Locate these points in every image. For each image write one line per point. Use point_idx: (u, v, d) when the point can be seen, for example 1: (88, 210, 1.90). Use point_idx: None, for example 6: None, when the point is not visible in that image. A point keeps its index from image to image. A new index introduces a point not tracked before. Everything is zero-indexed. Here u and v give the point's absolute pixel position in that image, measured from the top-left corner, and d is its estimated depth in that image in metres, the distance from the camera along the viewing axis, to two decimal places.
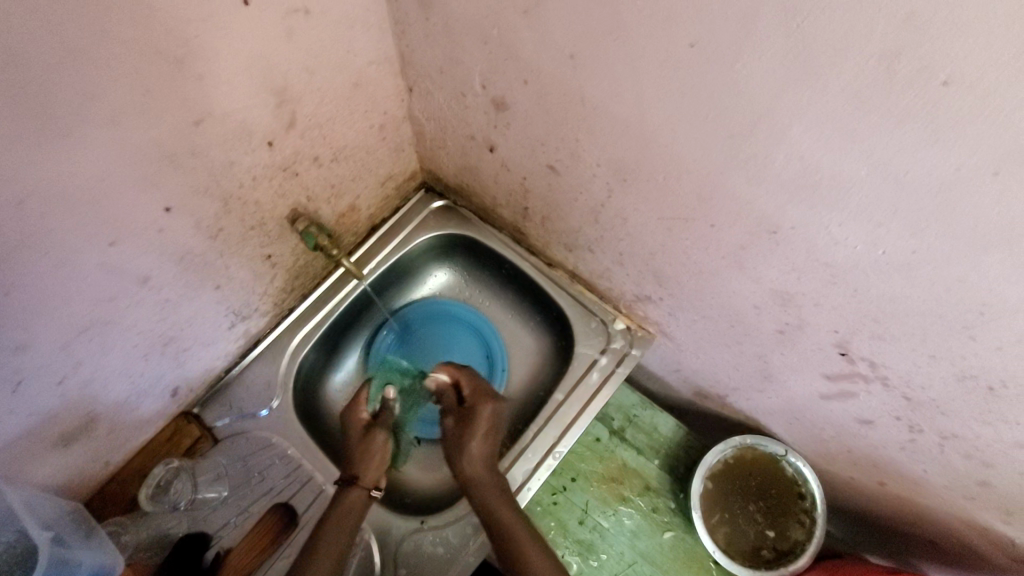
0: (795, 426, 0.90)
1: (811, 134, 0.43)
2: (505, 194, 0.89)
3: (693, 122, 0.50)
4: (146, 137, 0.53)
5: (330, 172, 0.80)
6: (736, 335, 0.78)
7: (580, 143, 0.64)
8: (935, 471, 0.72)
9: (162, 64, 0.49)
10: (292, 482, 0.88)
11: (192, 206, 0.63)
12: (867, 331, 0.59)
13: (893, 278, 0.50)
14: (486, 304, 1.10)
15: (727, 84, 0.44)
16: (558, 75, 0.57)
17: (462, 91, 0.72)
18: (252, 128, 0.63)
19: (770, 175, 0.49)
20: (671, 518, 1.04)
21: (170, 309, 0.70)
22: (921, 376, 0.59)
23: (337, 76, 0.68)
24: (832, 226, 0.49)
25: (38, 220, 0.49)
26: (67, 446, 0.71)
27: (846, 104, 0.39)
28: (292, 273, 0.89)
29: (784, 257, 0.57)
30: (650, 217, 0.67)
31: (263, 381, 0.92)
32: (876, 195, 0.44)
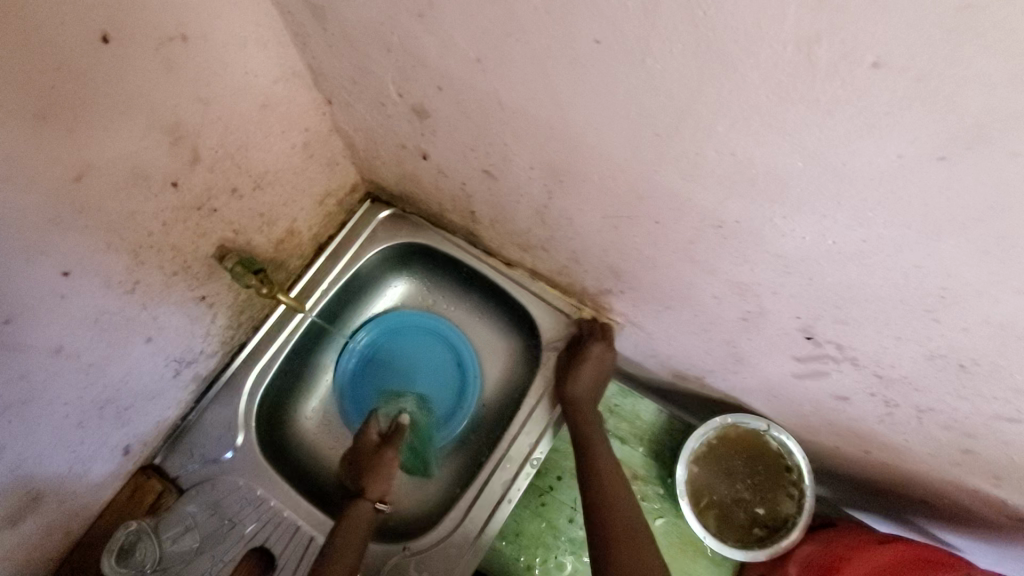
0: (774, 403, 0.88)
1: (737, 128, 0.39)
2: (449, 199, 0.84)
3: (616, 122, 0.45)
4: (19, 204, 0.47)
5: (255, 201, 0.74)
6: (702, 323, 0.74)
7: (509, 147, 0.59)
8: (917, 440, 0.70)
9: (16, 122, 0.44)
10: (264, 525, 0.85)
11: (96, 266, 0.58)
12: (829, 317, 0.55)
13: (847, 266, 0.46)
14: (450, 310, 1.06)
15: (642, 82, 0.40)
16: (470, 81, 0.52)
17: (381, 101, 0.66)
18: (148, 172, 0.57)
19: (704, 171, 0.45)
20: (661, 504, 1.03)
21: (97, 372, 0.66)
22: (890, 356, 0.56)
23: (238, 101, 0.62)
24: (776, 218, 0.45)
25: None
26: (11, 529, 0.67)
27: (770, 97, 0.35)
28: (235, 309, 0.84)
29: (734, 249, 0.53)
30: (594, 216, 0.63)
31: (222, 423, 0.88)
32: (816, 186, 0.40)
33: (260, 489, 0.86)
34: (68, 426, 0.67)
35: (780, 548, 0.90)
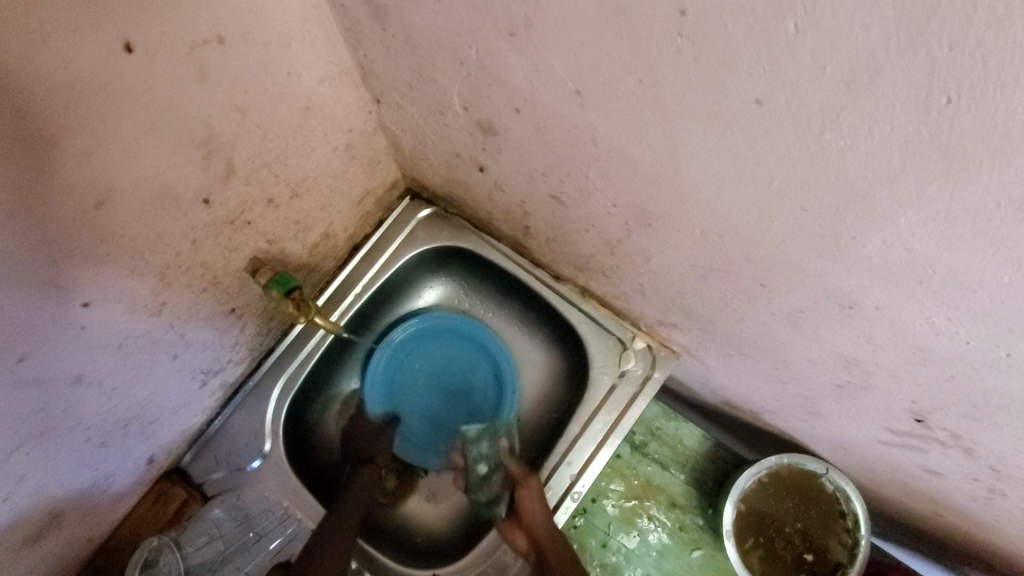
0: (840, 452, 0.81)
1: (929, 225, 0.30)
2: (502, 211, 0.76)
3: (748, 186, 0.37)
4: (30, 240, 0.41)
5: (291, 209, 0.67)
6: (780, 375, 0.66)
7: (591, 181, 0.51)
8: (1012, 524, 0.63)
9: (29, 152, 0.36)
10: (290, 540, 0.81)
11: (119, 292, 0.51)
12: (957, 410, 0.47)
13: (1013, 378, 0.38)
14: (488, 317, 0.98)
15: (806, 155, 0.31)
16: (560, 111, 0.43)
17: (440, 109, 0.57)
18: (177, 191, 0.50)
19: (854, 256, 0.36)
20: (699, 535, 0.98)
21: (120, 394, 0.61)
22: (1020, 458, 0.48)
23: (279, 106, 0.54)
24: (935, 317, 0.37)
25: None
26: (33, 548, 0.64)
27: (1000, 207, 0.26)
28: (266, 316, 0.78)
29: (857, 329, 0.45)
30: (678, 263, 0.55)
31: (249, 431, 0.83)
32: (1016, 303, 0.31)
33: (287, 502, 0.82)
34: (90, 448, 0.62)
35: None
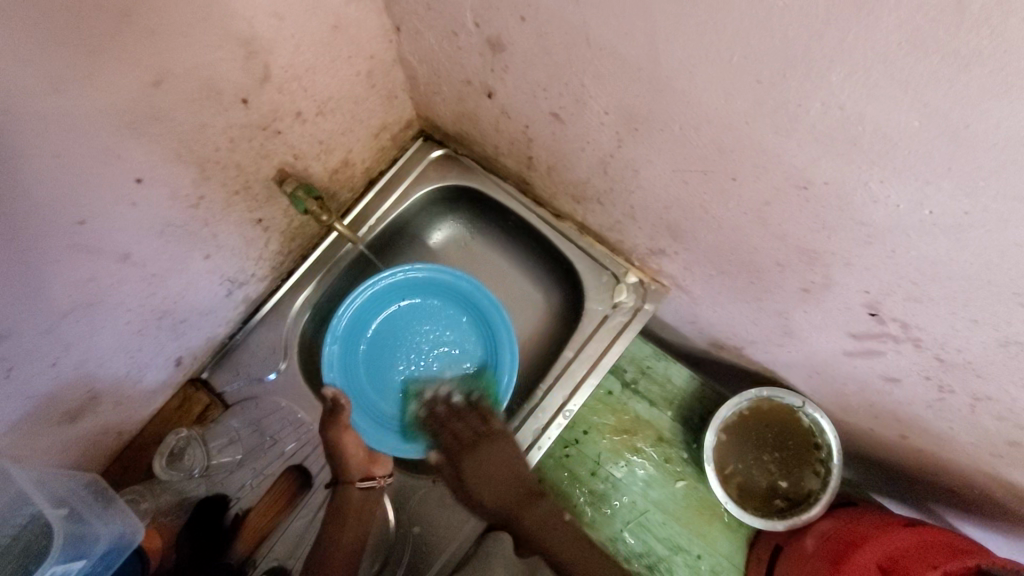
0: (814, 379, 0.87)
1: (851, 80, 0.37)
2: (506, 142, 0.82)
3: (713, 64, 0.43)
4: (101, 104, 0.48)
5: (315, 127, 0.74)
6: (756, 291, 0.73)
7: (585, 88, 0.57)
8: (963, 430, 0.68)
9: (102, 20, 0.43)
10: (303, 445, 0.89)
11: (165, 175, 0.59)
12: (902, 293, 0.54)
13: (938, 239, 0.44)
14: (493, 257, 1.03)
15: (754, 22, 0.38)
16: (558, 12, 0.50)
17: (453, 30, 0.64)
18: (219, 85, 0.57)
19: (801, 125, 0.43)
20: (683, 467, 1.04)
21: (159, 283, 0.68)
22: (958, 339, 0.54)
23: (312, 20, 0.61)
24: (872, 181, 0.43)
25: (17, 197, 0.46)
26: (75, 423, 0.71)
27: (902, 42, 0.33)
28: (287, 235, 0.85)
29: (813, 213, 0.51)
30: (664, 170, 0.61)
31: (269, 345, 0.89)
32: (927, 147, 0.38)
33: (300, 412, 0.89)
34: (130, 332, 0.69)
35: (799, 520, 0.91)
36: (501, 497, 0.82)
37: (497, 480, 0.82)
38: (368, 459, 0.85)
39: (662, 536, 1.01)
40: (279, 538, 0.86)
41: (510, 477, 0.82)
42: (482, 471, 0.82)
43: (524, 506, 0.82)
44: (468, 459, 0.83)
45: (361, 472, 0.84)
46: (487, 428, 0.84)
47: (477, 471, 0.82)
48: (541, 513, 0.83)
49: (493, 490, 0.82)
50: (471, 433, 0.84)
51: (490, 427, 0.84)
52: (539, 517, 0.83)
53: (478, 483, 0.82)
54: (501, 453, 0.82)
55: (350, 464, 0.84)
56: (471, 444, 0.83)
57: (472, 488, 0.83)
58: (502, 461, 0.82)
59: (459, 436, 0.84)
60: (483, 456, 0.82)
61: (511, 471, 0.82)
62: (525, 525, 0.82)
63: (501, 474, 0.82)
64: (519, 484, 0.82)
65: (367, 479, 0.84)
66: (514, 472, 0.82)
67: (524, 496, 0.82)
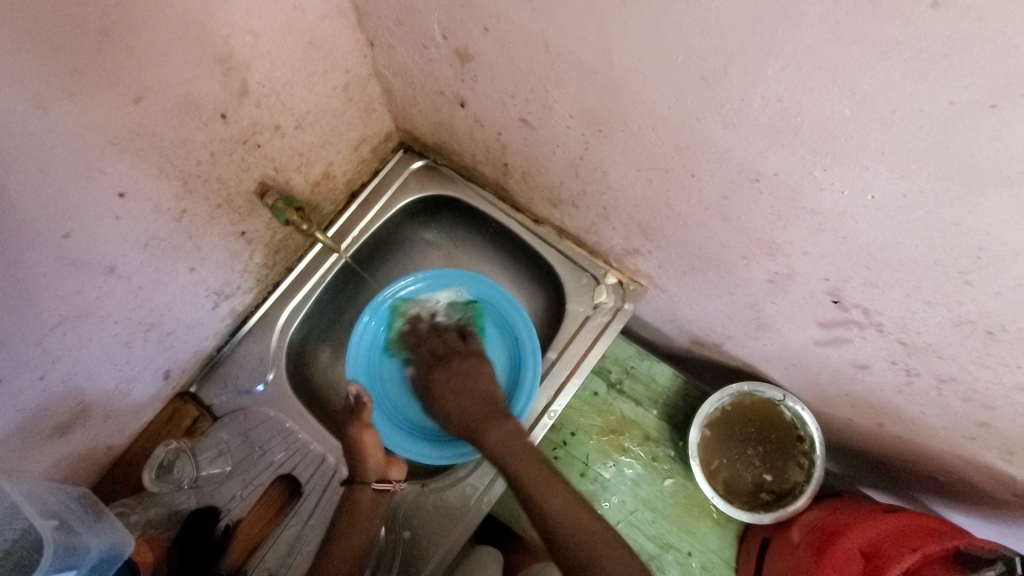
0: (791, 371, 0.89)
1: (786, 73, 0.40)
2: (483, 150, 0.85)
3: (663, 65, 0.46)
4: (84, 120, 0.50)
5: (295, 140, 0.76)
6: (727, 286, 0.75)
7: (549, 93, 0.60)
8: (933, 413, 0.70)
9: (85, 39, 0.46)
10: (292, 454, 0.89)
11: (148, 189, 0.61)
12: (858, 279, 0.56)
13: (883, 224, 0.47)
14: (476, 264, 1.05)
15: (694, 22, 0.41)
16: (518, 22, 0.53)
17: (423, 43, 0.67)
18: (200, 101, 0.59)
19: (747, 119, 0.45)
20: (671, 466, 1.05)
21: (145, 295, 0.70)
22: (915, 321, 0.57)
23: (287, 37, 0.64)
24: (816, 171, 0.46)
25: (3, 211, 0.48)
26: (64, 437, 0.72)
27: (826, 37, 0.36)
28: (272, 248, 0.87)
29: (768, 204, 0.53)
30: (629, 169, 0.64)
31: (256, 357, 0.91)
32: (862, 135, 0.40)
33: (289, 422, 0.90)
34: (117, 345, 0.71)
35: (785, 513, 0.92)
36: (469, 411, 0.83)
37: (465, 397, 0.84)
38: (386, 462, 0.85)
39: (652, 535, 1.02)
40: (269, 550, 0.85)
41: (482, 392, 0.85)
42: (449, 380, 0.86)
43: (489, 425, 0.81)
44: (442, 373, 0.88)
45: (378, 474, 0.84)
46: (462, 348, 0.90)
47: (451, 387, 0.86)
48: (512, 430, 0.80)
49: (462, 408, 0.84)
50: (443, 347, 0.90)
51: (467, 347, 0.90)
52: (506, 433, 0.80)
53: (451, 401, 0.85)
54: (472, 370, 0.87)
55: (369, 462, 0.83)
56: (446, 356, 0.89)
57: (444, 403, 0.85)
58: (471, 379, 0.86)
59: (433, 351, 0.90)
60: (455, 371, 0.86)
61: (476, 390, 0.85)
62: (489, 445, 0.79)
63: (474, 396, 0.84)
64: (491, 403, 0.84)
65: (384, 482, 0.83)
66: (483, 393, 0.85)
67: (495, 413, 0.82)
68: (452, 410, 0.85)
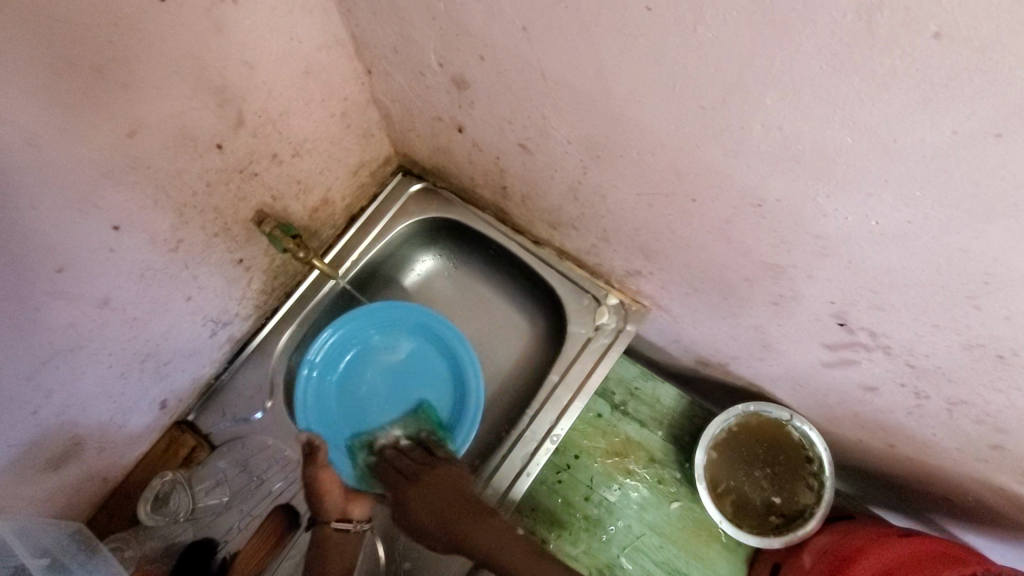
0: (798, 392, 0.87)
1: (786, 102, 0.39)
2: (481, 174, 0.84)
3: (660, 93, 0.46)
4: (78, 156, 0.50)
5: (292, 167, 0.76)
6: (731, 307, 0.73)
7: (547, 120, 0.60)
8: (944, 435, 0.69)
9: (77, 76, 0.46)
10: (290, 483, 0.88)
11: (143, 221, 0.60)
12: (865, 302, 0.55)
13: (889, 249, 0.46)
14: (476, 286, 1.04)
15: (690, 51, 0.40)
16: (513, 50, 0.53)
17: (420, 70, 0.67)
18: (194, 133, 0.59)
19: (746, 146, 0.45)
20: (677, 488, 1.03)
21: (140, 326, 0.69)
22: (925, 345, 0.55)
23: (283, 67, 0.64)
24: (819, 196, 0.45)
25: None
26: (58, 471, 0.71)
27: (824, 68, 0.35)
28: (270, 274, 0.87)
29: (771, 229, 0.53)
30: (628, 193, 0.63)
31: (254, 385, 0.90)
32: (864, 161, 0.40)
33: (288, 450, 0.88)
34: (113, 376, 0.70)
35: (795, 537, 0.90)
36: (443, 515, 0.78)
37: (440, 500, 0.78)
38: (346, 497, 0.82)
39: (660, 560, 0.99)
40: None
41: (453, 488, 0.80)
42: (431, 476, 0.81)
43: (472, 524, 0.77)
44: (414, 489, 0.81)
45: (339, 512, 0.81)
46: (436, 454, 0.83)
47: (421, 502, 0.80)
48: (496, 525, 0.77)
49: (431, 512, 0.79)
50: (415, 460, 0.83)
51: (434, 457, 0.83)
52: (490, 526, 0.77)
53: (428, 509, 0.79)
54: (446, 479, 0.80)
55: (328, 503, 0.82)
56: (415, 475, 0.82)
57: (413, 514, 0.80)
58: (454, 490, 0.79)
59: (401, 467, 0.82)
60: (425, 484, 0.80)
61: (447, 490, 0.80)
62: (476, 538, 0.76)
63: (445, 495, 0.79)
64: (469, 500, 0.79)
65: (342, 521, 0.81)
66: (454, 487, 0.80)
67: (474, 508, 0.78)
68: (417, 518, 0.80)
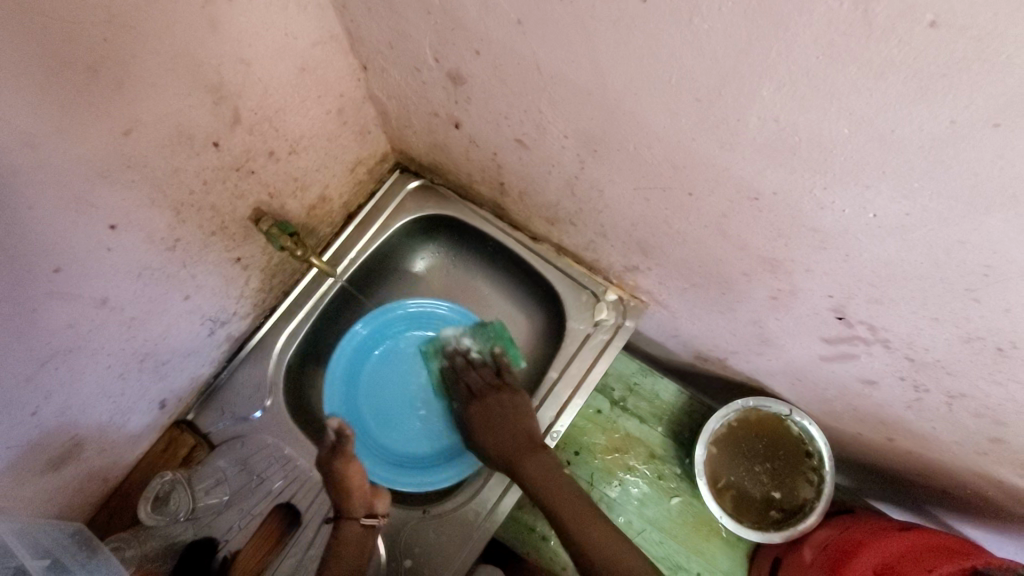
0: (798, 387, 0.87)
1: (782, 94, 0.39)
2: (479, 170, 0.84)
3: (657, 86, 0.45)
4: (73, 155, 0.50)
5: (289, 165, 0.76)
6: (729, 302, 0.73)
7: (544, 114, 0.60)
8: (944, 429, 0.68)
9: (71, 74, 0.45)
10: (291, 482, 0.88)
11: (140, 220, 0.60)
12: (863, 296, 0.55)
13: (886, 241, 0.46)
14: (475, 283, 1.04)
15: (687, 43, 0.40)
16: (509, 45, 0.53)
17: (417, 66, 0.67)
18: (191, 130, 0.59)
19: (743, 139, 0.45)
20: (677, 484, 1.03)
21: (138, 326, 0.69)
22: (923, 338, 0.55)
23: (279, 63, 0.64)
24: (816, 189, 0.45)
25: None
26: (58, 472, 0.70)
27: (820, 58, 0.35)
28: (268, 272, 0.86)
29: (768, 222, 0.52)
30: (625, 188, 0.63)
31: (253, 384, 0.90)
32: (861, 153, 0.39)
33: (288, 448, 0.88)
34: (112, 376, 0.70)
35: (796, 531, 0.90)
36: (502, 447, 0.84)
37: (503, 431, 0.84)
38: (369, 492, 0.81)
39: (661, 556, 0.99)
40: None
41: (517, 430, 0.85)
42: (502, 411, 0.87)
43: (525, 455, 0.82)
44: (478, 409, 0.89)
45: (363, 507, 0.80)
46: (498, 388, 0.90)
47: (488, 422, 0.87)
48: (546, 462, 0.82)
49: (500, 440, 0.84)
50: (481, 383, 0.91)
51: (502, 384, 0.91)
52: (542, 462, 0.82)
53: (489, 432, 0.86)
54: (514, 408, 0.87)
55: (354, 496, 0.80)
56: (478, 394, 0.90)
57: (480, 434, 0.86)
58: (519, 419, 0.86)
59: (471, 386, 0.91)
60: (491, 408, 0.87)
61: (518, 424, 0.85)
62: (528, 470, 0.81)
63: (511, 429, 0.85)
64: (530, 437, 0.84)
65: (370, 516, 0.80)
66: (522, 430, 0.85)
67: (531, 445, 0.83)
68: (486, 443, 0.85)
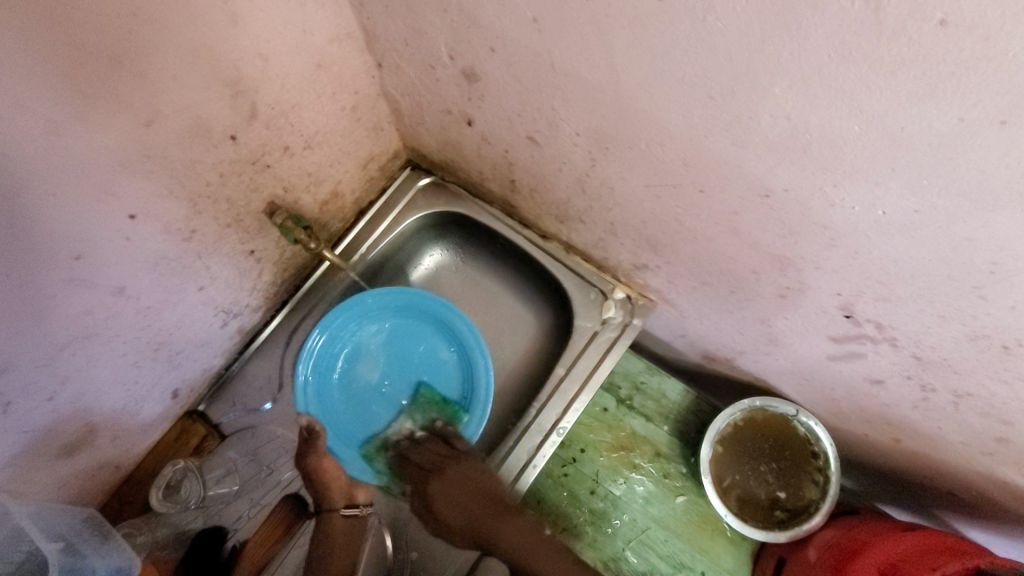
0: (804, 387, 0.87)
1: (794, 92, 0.40)
2: (489, 167, 0.85)
3: (669, 84, 0.46)
4: (96, 146, 0.51)
5: (304, 159, 0.77)
6: (737, 301, 0.74)
7: (556, 112, 0.60)
8: (950, 429, 0.69)
9: (96, 66, 0.47)
10: (299, 473, 0.89)
11: (159, 211, 0.62)
12: (872, 294, 0.55)
13: (895, 238, 0.46)
14: (484, 281, 1.04)
15: (700, 42, 0.41)
16: (523, 42, 0.53)
17: (431, 63, 0.68)
18: (209, 124, 0.60)
19: (755, 136, 0.45)
20: (683, 482, 1.03)
21: (153, 315, 0.70)
22: (931, 336, 0.56)
23: (296, 60, 0.65)
24: (827, 186, 0.45)
25: (16, 236, 0.49)
26: (71, 458, 0.72)
27: (832, 56, 0.36)
28: (280, 266, 0.88)
29: (779, 219, 0.53)
30: (636, 185, 0.63)
31: (264, 375, 0.91)
32: (870, 150, 0.40)
33: (297, 440, 0.89)
34: (126, 364, 0.71)
35: (800, 532, 0.90)
36: (471, 519, 0.83)
37: (463, 506, 0.83)
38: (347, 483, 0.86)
39: (665, 554, 1.00)
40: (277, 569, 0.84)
41: (477, 488, 0.83)
42: (444, 488, 0.84)
43: (495, 522, 0.82)
44: (439, 483, 0.85)
45: (344, 499, 0.85)
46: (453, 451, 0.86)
47: (448, 498, 0.84)
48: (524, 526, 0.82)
49: (462, 512, 0.83)
50: (434, 458, 0.86)
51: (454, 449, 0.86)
52: (521, 526, 0.82)
53: (448, 504, 0.84)
54: (470, 472, 0.84)
55: (331, 488, 0.85)
56: (436, 467, 0.85)
57: (439, 512, 0.85)
58: (473, 482, 0.83)
59: (421, 464, 0.86)
60: (448, 480, 0.84)
61: (476, 485, 0.83)
62: (507, 536, 0.82)
63: (463, 506, 0.83)
64: (496, 495, 0.83)
65: (350, 508, 0.85)
66: (479, 488, 0.83)
67: (501, 510, 0.82)
68: (451, 520, 0.84)
